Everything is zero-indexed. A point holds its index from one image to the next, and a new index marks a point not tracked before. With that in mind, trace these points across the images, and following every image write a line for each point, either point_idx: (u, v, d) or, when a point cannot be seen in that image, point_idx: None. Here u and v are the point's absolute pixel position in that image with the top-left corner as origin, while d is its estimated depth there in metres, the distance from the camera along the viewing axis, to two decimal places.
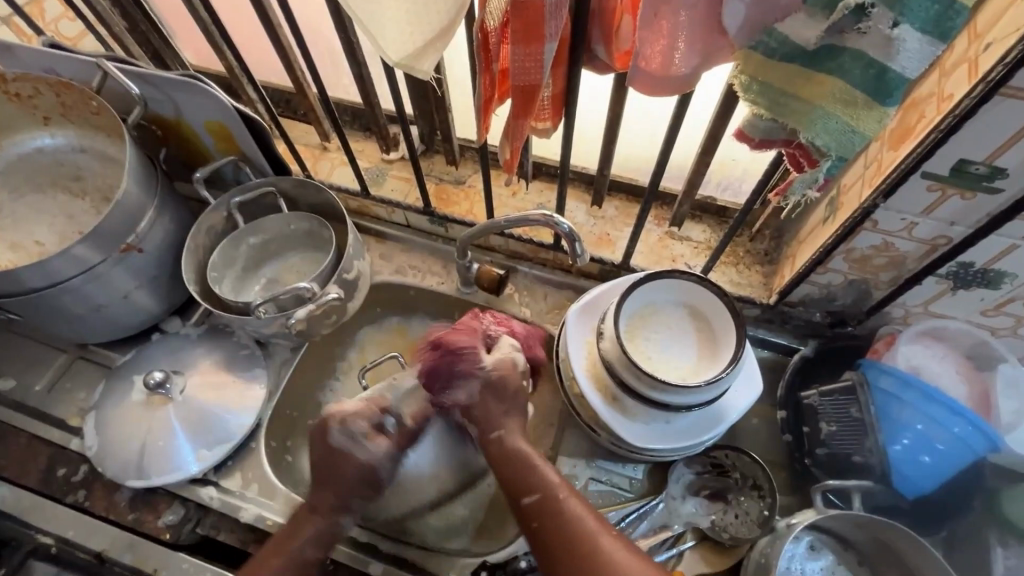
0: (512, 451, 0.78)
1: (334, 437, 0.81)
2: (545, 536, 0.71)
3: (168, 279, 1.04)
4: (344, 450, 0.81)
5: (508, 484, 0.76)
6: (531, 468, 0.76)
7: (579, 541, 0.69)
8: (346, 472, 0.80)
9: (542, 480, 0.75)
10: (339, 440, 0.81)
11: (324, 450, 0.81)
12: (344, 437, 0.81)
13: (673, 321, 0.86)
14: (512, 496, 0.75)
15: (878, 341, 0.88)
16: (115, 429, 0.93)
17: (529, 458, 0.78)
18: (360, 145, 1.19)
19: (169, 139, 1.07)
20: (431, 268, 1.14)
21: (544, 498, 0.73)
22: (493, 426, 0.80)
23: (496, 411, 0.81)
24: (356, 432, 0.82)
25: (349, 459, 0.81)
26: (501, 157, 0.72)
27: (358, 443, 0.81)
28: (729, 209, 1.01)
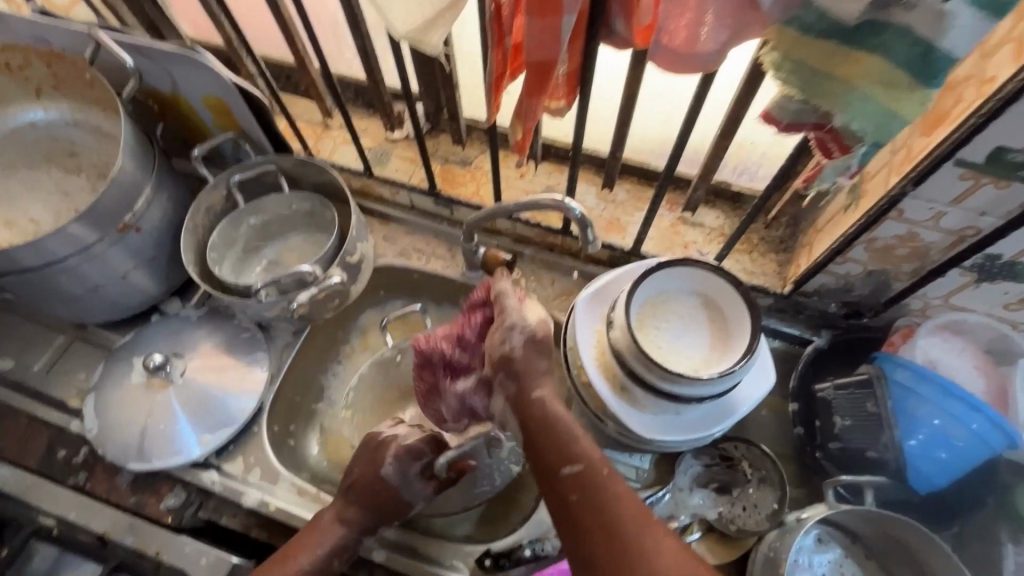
0: (555, 417, 0.72)
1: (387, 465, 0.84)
2: (582, 511, 0.64)
3: (167, 259, 1.02)
4: (390, 477, 0.83)
5: (545, 452, 0.69)
6: (575, 439, 0.69)
7: (620, 522, 0.62)
8: (382, 498, 0.83)
9: (586, 451, 0.68)
10: (388, 469, 0.84)
11: (367, 469, 0.84)
12: (395, 467, 0.84)
13: (684, 310, 0.84)
14: (548, 464, 0.68)
15: (895, 333, 0.85)
16: (116, 411, 0.92)
17: (572, 429, 0.71)
18: (363, 123, 1.16)
19: (167, 114, 1.03)
20: (436, 251, 1.12)
21: (587, 470, 0.66)
22: (535, 385, 0.74)
23: (538, 366, 0.75)
24: (411, 471, 0.85)
25: (391, 487, 0.83)
26: (512, 137, 0.69)
27: (407, 479, 0.84)
28: (744, 195, 0.98)
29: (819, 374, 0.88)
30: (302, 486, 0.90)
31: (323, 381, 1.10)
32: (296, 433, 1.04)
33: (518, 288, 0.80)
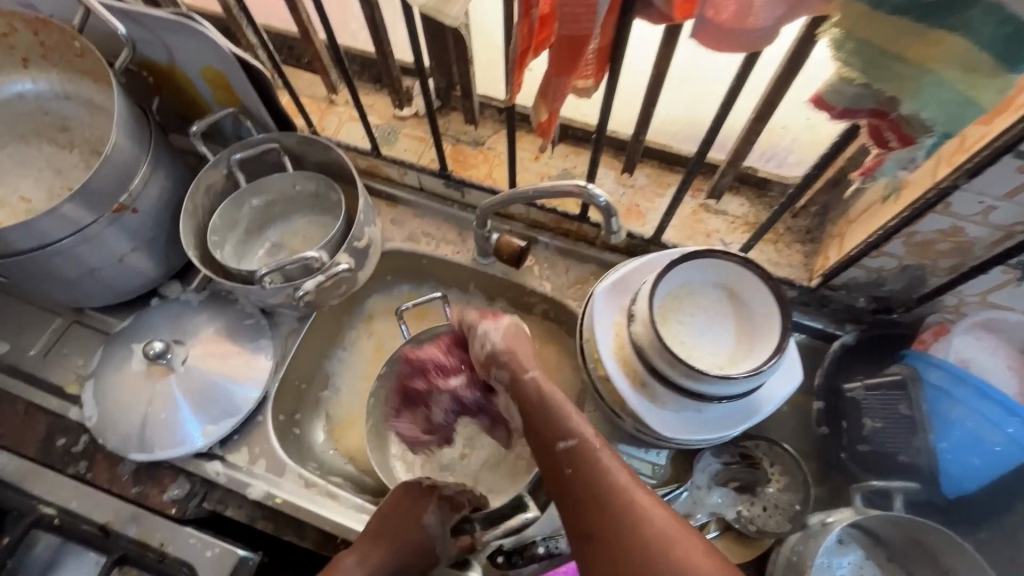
0: (549, 390, 0.70)
1: (429, 515, 0.81)
2: (574, 486, 0.63)
3: (166, 241, 0.97)
4: (430, 528, 0.80)
5: (539, 428, 0.68)
6: (571, 414, 0.68)
7: (614, 501, 0.60)
8: (414, 546, 0.79)
9: (581, 426, 0.66)
10: (429, 519, 0.80)
11: (410, 516, 0.80)
12: (438, 518, 0.81)
13: (708, 304, 0.80)
14: (545, 439, 0.67)
15: (925, 330, 0.83)
16: (116, 399, 0.89)
17: (567, 403, 0.69)
18: (370, 99, 1.10)
19: (163, 87, 0.98)
20: (446, 236, 1.07)
21: (581, 447, 0.65)
22: (526, 368, 0.72)
23: (524, 352, 0.74)
24: (451, 521, 0.82)
25: (428, 536, 0.80)
26: (536, 118, 0.65)
27: (444, 530, 0.81)
28: (772, 181, 0.93)
29: (847, 372, 0.85)
30: (309, 478, 0.87)
31: (329, 368, 1.07)
32: (302, 422, 1.01)
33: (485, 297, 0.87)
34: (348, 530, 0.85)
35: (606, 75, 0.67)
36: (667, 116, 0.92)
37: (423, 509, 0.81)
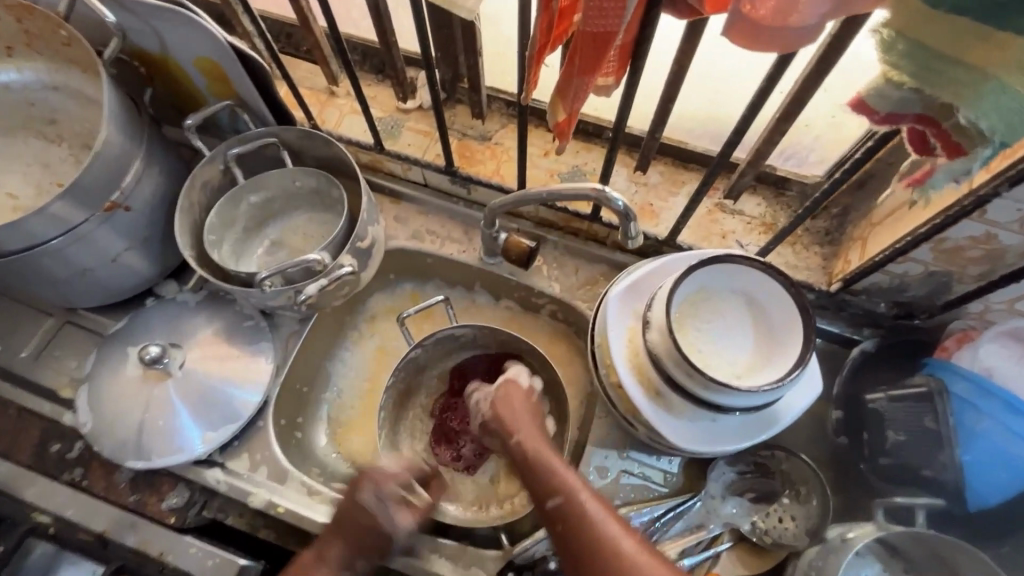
0: (539, 450, 0.76)
1: (364, 495, 0.76)
2: (568, 540, 0.68)
3: (161, 240, 0.94)
4: (367, 508, 0.76)
5: (532, 485, 0.74)
6: (558, 472, 0.73)
7: (603, 549, 0.65)
8: (363, 530, 0.75)
9: (568, 484, 0.71)
10: (369, 500, 0.76)
11: (348, 503, 0.76)
12: (377, 498, 0.76)
13: (725, 311, 0.77)
14: (538, 494, 0.73)
15: (949, 337, 0.79)
16: (111, 405, 0.86)
17: (554, 464, 0.74)
18: (373, 90, 1.06)
19: (155, 78, 0.93)
20: (451, 234, 1.03)
21: (569, 502, 0.69)
22: (513, 432, 0.80)
23: (513, 416, 0.82)
24: (389, 495, 0.77)
25: (373, 518, 0.75)
26: (553, 119, 0.61)
27: (387, 505, 0.76)
28: (790, 181, 0.90)
29: (870, 382, 0.83)
30: (311, 486, 0.85)
31: (331, 369, 1.04)
32: (303, 426, 0.99)
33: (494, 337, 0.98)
34: None
35: (627, 72, 0.63)
36: (683, 112, 0.89)
37: (359, 493, 0.76)
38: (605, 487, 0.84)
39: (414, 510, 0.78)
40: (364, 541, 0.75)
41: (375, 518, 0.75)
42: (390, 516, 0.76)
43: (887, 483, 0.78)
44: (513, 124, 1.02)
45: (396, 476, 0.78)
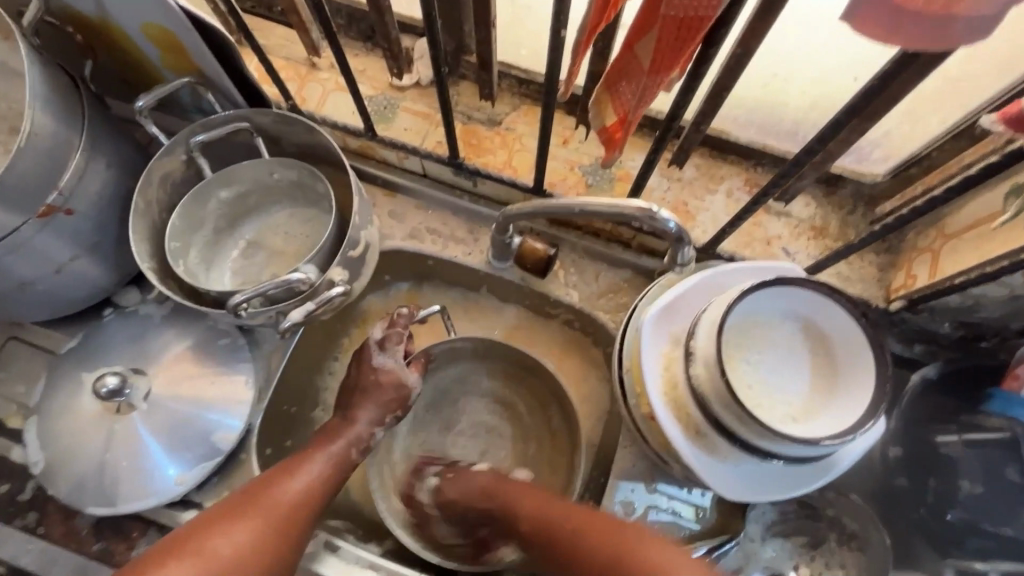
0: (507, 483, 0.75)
1: (373, 359, 0.77)
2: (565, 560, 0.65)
3: (115, 244, 0.80)
4: (378, 371, 0.77)
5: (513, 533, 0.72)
6: (530, 496, 0.72)
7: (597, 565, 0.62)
8: (382, 397, 0.77)
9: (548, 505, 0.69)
10: (379, 362, 0.77)
11: (359, 373, 0.78)
12: (383, 359, 0.77)
13: (781, 340, 0.67)
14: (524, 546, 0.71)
15: (1021, 364, 0.70)
16: (67, 442, 0.75)
17: (521, 494, 0.73)
18: (361, 62, 0.90)
19: (96, 47, 0.77)
20: (455, 234, 0.89)
21: (552, 518, 0.68)
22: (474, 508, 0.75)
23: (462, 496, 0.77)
24: (397, 355, 0.78)
25: (389, 378, 0.77)
26: (601, 122, 0.51)
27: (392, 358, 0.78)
28: (847, 179, 0.78)
29: (936, 420, 0.74)
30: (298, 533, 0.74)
31: (319, 383, 0.93)
32: (292, 450, 0.89)
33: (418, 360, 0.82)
34: None
35: (694, 57, 0.50)
36: (729, 98, 0.76)
37: (367, 359, 0.77)
38: None
39: (417, 370, 0.80)
40: (385, 396, 0.77)
41: (389, 379, 0.77)
42: (402, 377, 0.78)
43: (953, 542, 0.70)
44: (527, 105, 0.87)
45: (396, 336, 0.77)
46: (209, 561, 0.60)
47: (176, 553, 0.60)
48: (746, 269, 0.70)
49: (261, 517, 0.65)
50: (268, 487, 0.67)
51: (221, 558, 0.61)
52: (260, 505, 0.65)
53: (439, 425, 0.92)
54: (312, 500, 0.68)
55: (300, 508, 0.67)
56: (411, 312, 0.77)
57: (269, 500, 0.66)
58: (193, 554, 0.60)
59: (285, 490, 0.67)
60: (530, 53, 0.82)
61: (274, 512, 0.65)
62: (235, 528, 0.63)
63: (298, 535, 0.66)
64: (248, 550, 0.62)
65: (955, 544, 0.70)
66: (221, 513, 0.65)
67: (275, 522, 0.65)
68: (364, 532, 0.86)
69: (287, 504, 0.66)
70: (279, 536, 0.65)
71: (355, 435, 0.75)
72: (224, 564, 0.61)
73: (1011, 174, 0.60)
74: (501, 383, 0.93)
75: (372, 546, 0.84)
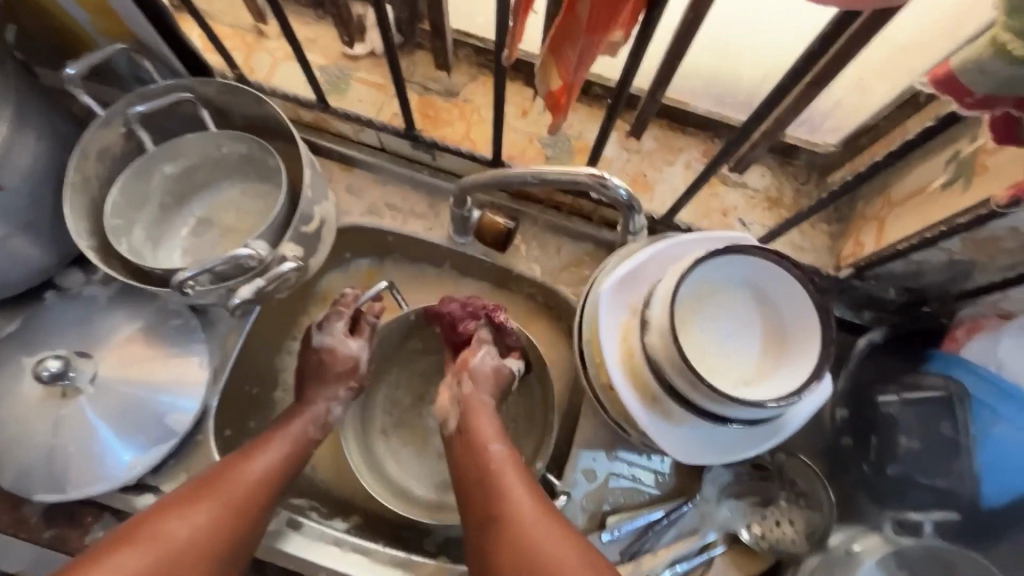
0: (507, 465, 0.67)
1: (313, 339, 0.78)
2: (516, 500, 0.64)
3: (54, 224, 0.76)
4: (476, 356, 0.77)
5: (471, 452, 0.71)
6: (545, 521, 0.62)
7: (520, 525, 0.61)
8: (334, 374, 0.77)
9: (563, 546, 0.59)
10: (318, 341, 0.77)
11: (303, 356, 0.79)
12: (323, 338, 0.77)
13: (734, 305, 0.68)
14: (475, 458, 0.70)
15: (958, 326, 0.74)
16: (8, 429, 0.72)
17: (525, 505, 0.63)
18: (312, 31, 0.87)
19: (18, 10, 0.72)
20: (415, 208, 0.87)
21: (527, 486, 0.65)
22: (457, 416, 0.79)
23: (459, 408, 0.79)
24: (336, 329, 0.77)
25: (333, 354, 0.77)
26: (546, 87, 0.51)
27: (331, 334, 0.77)
28: (799, 150, 0.79)
29: (879, 381, 0.77)
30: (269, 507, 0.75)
31: (278, 363, 0.91)
32: (255, 431, 0.88)
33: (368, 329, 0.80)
34: (312, 568, 0.73)
35: (641, 19, 0.49)
36: (684, 68, 0.76)
37: (309, 340, 0.78)
38: (592, 492, 0.75)
39: (362, 339, 0.79)
40: (336, 371, 0.77)
41: (331, 354, 0.77)
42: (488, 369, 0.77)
43: (893, 496, 0.73)
44: (485, 75, 0.86)
45: (336, 312, 0.78)
46: (163, 549, 0.59)
47: (129, 538, 0.59)
48: (704, 238, 0.70)
49: (222, 499, 0.63)
50: (229, 471, 0.66)
51: (176, 544, 0.59)
52: (221, 489, 0.64)
53: (405, 402, 0.91)
54: (273, 485, 0.68)
55: (263, 492, 0.66)
56: (355, 294, 0.78)
57: (230, 483, 0.65)
58: (146, 539, 0.59)
59: (247, 475, 0.66)
60: (487, 22, 0.80)
61: (235, 495, 0.64)
62: (195, 511, 0.62)
63: (261, 515, 0.66)
64: (206, 535, 0.61)
65: (896, 497, 0.73)
66: (183, 496, 0.63)
67: (235, 506, 0.64)
68: (329, 509, 0.86)
69: (247, 487, 0.65)
70: (238, 520, 0.64)
71: (313, 414, 0.75)
72: (177, 552, 0.59)
73: (951, 140, 0.62)
74: None
75: (337, 522, 0.85)
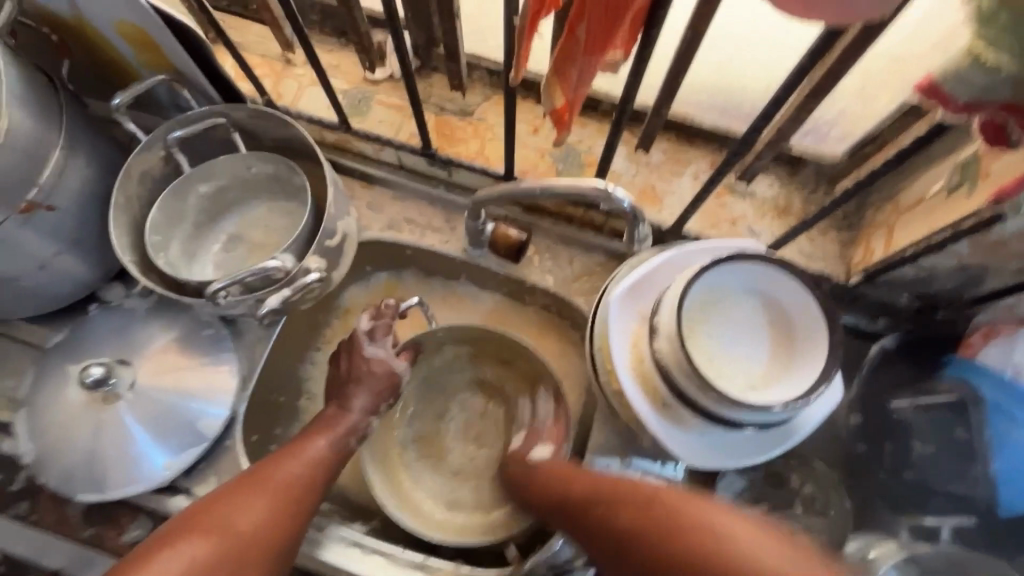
0: (562, 469, 0.70)
1: (365, 351, 0.80)
2: (595, 518, 0.60)
3: (100, 241, 0.82)
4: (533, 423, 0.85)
5: (539, 490, 0.71)
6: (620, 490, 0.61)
7: (620, 520, 0.58)
8: (372, 385, 0.79)
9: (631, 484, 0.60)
10: (370, 352, 0.80)
11: (350, 363, 0.81)
12: (374, 349, 0.80)
13: (742, 313, 0.69)
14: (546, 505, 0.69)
15: (974, 332, 0.73)
16: (54, 432, 0.77)
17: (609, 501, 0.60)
18: (335, 57, 0.93)
19: (71, 47, 0.79)
20: (432, 223, 0.91)
21: (593, 491, 0.63)
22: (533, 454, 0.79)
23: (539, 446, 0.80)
24: (388, 345, 0.81)
25: (381, 366, 0.80)
26: (551, 104, 0.54)
27: (377, 340, 0.81)
28: (807, 160, 0.80)
29: (892, 386, 0.77)
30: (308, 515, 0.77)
31: (302, 373, 0.95)
32: (280, 438, 0.92)
33: (404, 348, 0.84)
34: (332, 568, 0.76)
35: (640, 39, 0.52)
36: (690, 83, 0.78)
37: (357, 348, 0.80)
38: None
39: (404, 357, 0.83)
40: (378, 384, 0.80)
41: (379, 367, 0.80)
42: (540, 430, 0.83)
43: (914, 503, 0.73)
44: (497, 95, 0.90)
45: (384, 326, 0.81)
46: (230, 539, 0.62)
47: (193, 531, 0.62)
48: (710, 246, 0.72)
49: (271, 496, 0.66)
50: (272, 469, 0.69)
51: (239, 536, 0.62)
52: (268, 486, 0.67)
53: (428, 416, 0.94)
54: (316, 481, 0.71)
55: (306, 490, 0.70)
56: (395, 304, 0.80)
57: (276, 481, 0.68)
58: (209, 530, 0.62)
59: (290, 472, 0.69)
60: (498, 45, 0.85)
61: (284, 491, 0.67)
62: (249, 506, 0.65)
63: (305, 512, 0.69)
64: (262, 528, 0.64)
65: (916, 504, 0.73)
66: (232, 491, 0.66)
67: (284, 501, 0.67)
68: (349, 513, 0.89)
69: (293, 485, 0.69)
70: (287, 512, 0.67)
71: (350, 425, 0.77)
72: (245, 541, 0.62)
73: (955, 147, 0.63)
74: (492, 376, 0.94)
75: (357, 525, 0.87)
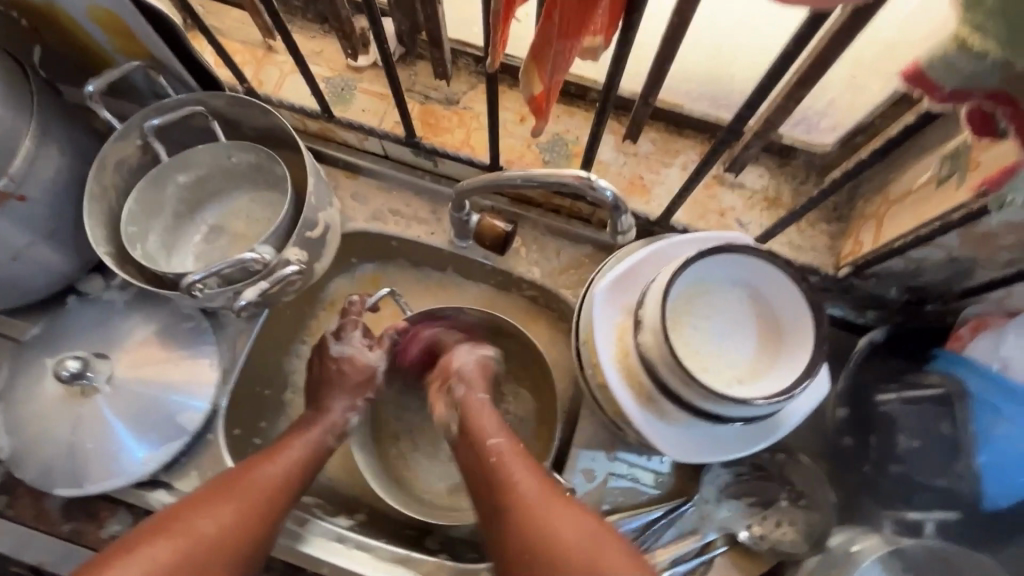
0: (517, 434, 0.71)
1: (331, 349, 0.80)
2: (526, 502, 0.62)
3: (76, 232, 0.80)
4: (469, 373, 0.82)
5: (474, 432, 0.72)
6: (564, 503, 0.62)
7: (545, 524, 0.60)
8: (352, 380, 0.79)
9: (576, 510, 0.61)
10: (337, 351, 0.80)
11: (320, 367, 0.81)
12: (341, 347, 0.80)
13: (728, 305, 0.68)
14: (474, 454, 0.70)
15: (963, 324, 0.72)
16: (31, 426, 0.76)
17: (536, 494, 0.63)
18: (318, 44, 0.91)
19: (43, 31, 0.77)
20: (418, 214, 0.89)
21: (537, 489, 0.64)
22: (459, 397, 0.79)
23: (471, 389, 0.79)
24: (355, 339, 0.80)
25: (351, 365, 0.80)
26: (529, 92, 0.52)
27: (347, 337, 0.80)
28: (797, 150, 0.79)
29: (881, 380, 0.77)
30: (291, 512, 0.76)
31: (287, 366, 0.94)
32: (265, 431, 0.91)
33: (376, 338, 0.83)
34: (317, 563, 0.75)
35: (621, 24, 0.50)
36: (679, 72, 0.77)
37: (325, 350, 0.80)
38: (592, 491, 0.76)
39: (380, 349, 0.82)
40: (350, 381, 0.79)
41: (352, 364, 0.80)
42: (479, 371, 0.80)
43: (898, 497, 0.73)
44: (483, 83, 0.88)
45: (351, 323, 0.81)
46: (195, 540, 0.61)
47: (159, 532, 0.61)
48: (699, 239, 0.71)
49: (240, 500, 0.65)
50: (248, 470, 0.68)
51: (204, 538, 0.61)
52: (243, 487, 0.66)
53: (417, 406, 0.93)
54: (293, 483, 0.70)
55: (281, 492, 0.69)
56: (361, 299, 0.80)
57: (251, 481, 0.67)
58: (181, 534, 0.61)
59: (267, 475, 0.68)
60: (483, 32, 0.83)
61: (257, 496, 0.66)
62: (219, 508, 0.64)
63: (276, 516, 0.67)
64: (229, 531, 0.63)
65: (901, 499, 0.73)
66: (205, 494, 0.65)
67: (256, 504, 0.66)
68: (334, 507, 0.88)
69: (268, 487, 0.68)
70: (258, 516, 0.66)
71: (330, 422, 0.77)
72: (211, 543, 0.62)
73: (944, 138, 0.62)
74: None
75: (342, 519, 0.87)
